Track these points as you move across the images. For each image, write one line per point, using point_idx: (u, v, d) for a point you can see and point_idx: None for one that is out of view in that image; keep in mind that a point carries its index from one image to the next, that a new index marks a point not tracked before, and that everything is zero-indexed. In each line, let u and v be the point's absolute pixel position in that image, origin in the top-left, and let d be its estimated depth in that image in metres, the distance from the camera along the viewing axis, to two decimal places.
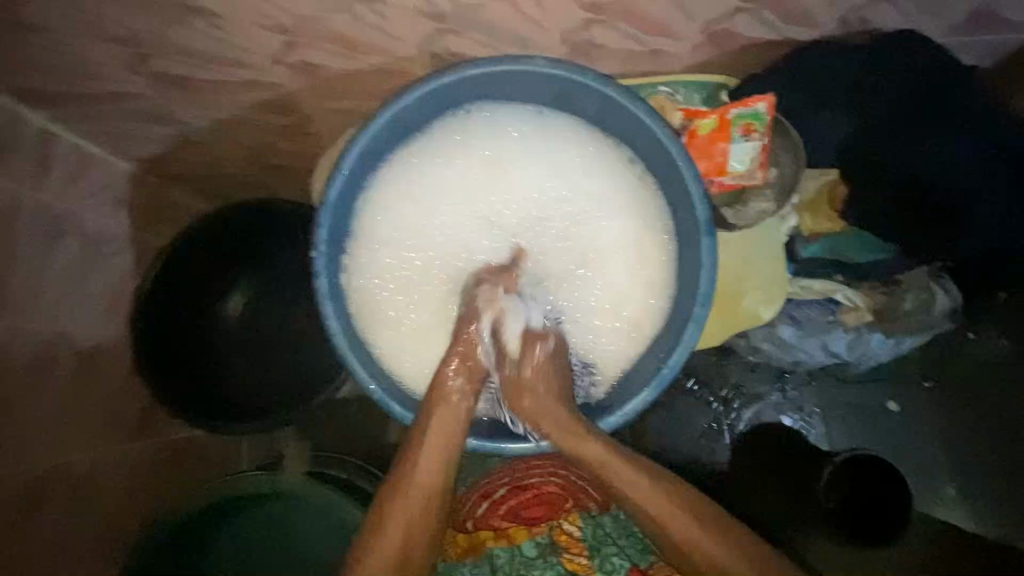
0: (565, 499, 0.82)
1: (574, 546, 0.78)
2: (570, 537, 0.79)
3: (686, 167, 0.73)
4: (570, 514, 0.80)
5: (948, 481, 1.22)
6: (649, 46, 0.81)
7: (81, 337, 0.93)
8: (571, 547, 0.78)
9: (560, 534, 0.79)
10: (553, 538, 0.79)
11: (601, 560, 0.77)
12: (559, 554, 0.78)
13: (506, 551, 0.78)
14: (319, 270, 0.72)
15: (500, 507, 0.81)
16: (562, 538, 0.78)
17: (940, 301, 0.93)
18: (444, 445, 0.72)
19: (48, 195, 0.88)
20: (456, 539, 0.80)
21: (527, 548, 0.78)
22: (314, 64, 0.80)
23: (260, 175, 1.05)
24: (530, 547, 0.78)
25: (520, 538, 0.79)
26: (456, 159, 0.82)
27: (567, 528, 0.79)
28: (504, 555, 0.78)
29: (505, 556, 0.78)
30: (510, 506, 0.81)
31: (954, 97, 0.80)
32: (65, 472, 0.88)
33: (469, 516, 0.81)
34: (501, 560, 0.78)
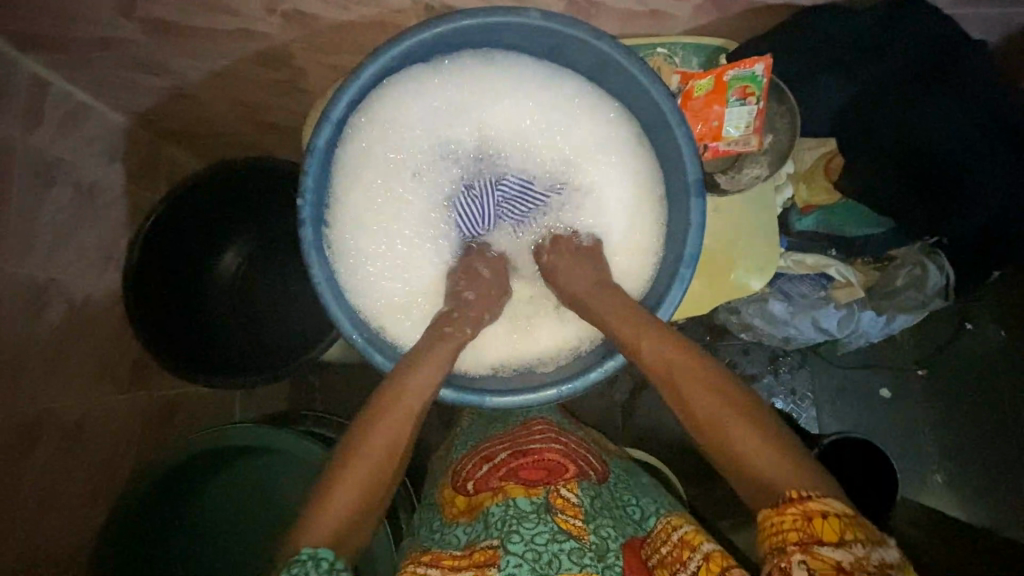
0: (565, 467, 0.79)
1: (570, 509, 0.73)
2: (566, 502, 0.74)
3: (679, 127, 0.70)
4: (568, 482, 0.77)
5: (937, 469, 1.22)
6: (648, 6, 0.80)
7: (71, 286, 0.94)
8: (567, 510, 0.73)
9: (556, 497, 0.74)
10: (549, 499, 0.74)
11: (596, 528, 0.72)
12: (554, 514, 0.72)
13: (500, 507, 0.73)
14: (305, 219, 0.71)
15: (499, 469, 0.79)
16: (558, 500, 0.73)
17: (933, 279, 0.90)
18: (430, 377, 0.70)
19: (40, 140, 0.88)
20: (456, 501, 0.80)
21: (521, 502, 0.73)
22: (308, 14, 0.79)
23: (256, 129, 1.08)
24: (525, 502, 0.73)
25: (516, 493, 0.74)
26: (444, 111, 0.80)
27: (563, 493, 0.74)
28: (496, 511, 0.73)
29: (498, 510, 0.73)
30: (508, 467, 0.79)
31: (958, 67, 0.79)
32: (56, 417, 0.90)
33: (469, 479, 0.80)
34: (493, 518, 0.73)
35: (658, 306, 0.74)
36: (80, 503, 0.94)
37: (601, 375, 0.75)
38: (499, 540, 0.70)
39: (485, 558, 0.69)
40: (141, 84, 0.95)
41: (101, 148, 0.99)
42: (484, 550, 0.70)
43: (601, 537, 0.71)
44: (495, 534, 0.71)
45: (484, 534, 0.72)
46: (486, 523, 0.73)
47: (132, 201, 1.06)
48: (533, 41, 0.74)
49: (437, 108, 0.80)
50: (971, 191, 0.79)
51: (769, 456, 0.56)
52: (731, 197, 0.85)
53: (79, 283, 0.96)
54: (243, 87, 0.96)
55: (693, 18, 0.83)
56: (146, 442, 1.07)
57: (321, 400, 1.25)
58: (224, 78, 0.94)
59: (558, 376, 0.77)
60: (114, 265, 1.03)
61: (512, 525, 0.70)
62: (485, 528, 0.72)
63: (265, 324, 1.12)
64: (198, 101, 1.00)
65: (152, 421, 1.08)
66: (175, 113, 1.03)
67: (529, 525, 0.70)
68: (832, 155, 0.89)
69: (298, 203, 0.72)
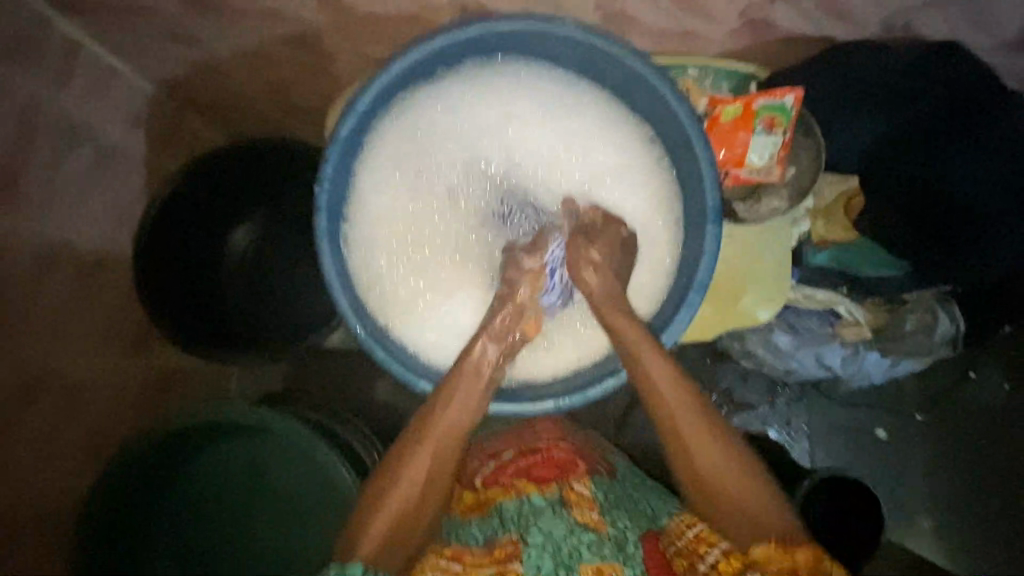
0: (575, 463, 0.78)
1: (584, 503, 0.72)
2: (579, 495, 0.74)
3: (702, 149, 0.70)
4: (581, 476, 0.76)
5: (926, 515, 1.21)
6: (682, 25, 0.80)
7: (84, 247, 0.95)
8: (581, 504, 0.72)
9: (569, 492, 0.74)
10: (563, 495, 0.73)
11: (612, 520, 0.71)
12: (569, 509, 0.72)
13: (514, 504, 0.73)
14: (320, 205, 0.71)
15: (507, 467, 0.79)
16: (571, 495, 0.73)
17: (942, 326, 0.91)
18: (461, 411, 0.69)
19: (68, 100, 0.89)
20: (463, 496, 0.78)
21: (536, 499, 0.73)
22: (343, 1, 0.80)
23: (280, 110, 1.09)
24: (539, 500, 0.72)
25: (531, 491, 0.74)
26: (470, 111, 0.79)
27: (576, 488, 0.74)
28: (511, 509, 0.73)
29: (513, 508, 0.72)
30: (518, 464, 0.78)
31: (995, 117, 0.77)
32: (56, 375, 0.90)
33: (475, 473, 0.80)
34: (508, 512, 0.72)
35: (663, 329, 0.73)
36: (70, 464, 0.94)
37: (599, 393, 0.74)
38: (517, 534, 0.69)
39: (505, 555, 0.68)
40: (171, 54, 0.96)
41: (126, 113, 1.00)
42: (504, 547, 0.69)
43: (618, 529, 0.70)
44: (513, 529, 0.70)
45: (501, 531, 0.71)
46: (502, 519, 0.72)
47: (150, 167, 1.06)
48: (564, 51, 0.74)
49: (464, 108, 0.79)
50: (979, 241, 0.79)
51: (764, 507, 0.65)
52: (750, 227, 0.84)
53: (93, 243, 0.97)
54: (272, 67, 0.96)
55: (727, 41, 0.83)
56: (143, 408, 1.07)
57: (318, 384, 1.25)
58: (254, 55, 0.94)
59: (558, 389, 0.76)
60: (127, 229, 1.04)
61: (531, 519, 0.70)
62: (501, 524, 0.72)
63: (268, 303, 1.13)
64: (224, 76, 1.00)
65: (148, 388, 1.08)
66: (203, 87, 1.03)
67: (548, 520, 0.70)
68: (853, 194, 0.86)
69: (315, 190, 0.72)
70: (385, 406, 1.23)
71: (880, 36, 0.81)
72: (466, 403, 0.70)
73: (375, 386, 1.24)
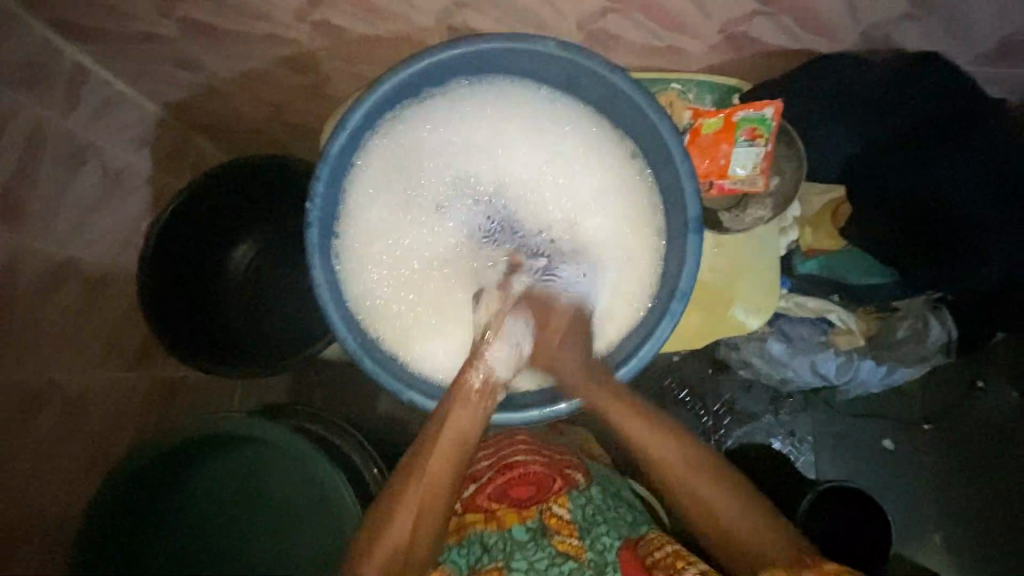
0: (553, 481, 0.82)
1: (564, 528, 0.77)
2: (559, 520, 0.78)
3: (681, 162, 0.71)
4: (558, 497, 0.80)
5: (934, 528, 1.19)
6: (665, 41, 0.82)
7: (90, 265, 0.98)
8: (561, 530, 0.77)
9: (549, 517, 0.78)
10: (543, 521, 0.78)
11: (592, 541, 0.77)
12: (550, 537, 0.77)
13: (496, 534, 0.77)
14: (312, 221, 0.73)
15: (487, 488, 0.81)
16: (551, 522, 0.78)
17: (935, 334, 0.90)
18: (462, 441, 0.71)
19: (76, 124, 0.93)
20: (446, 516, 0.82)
21: (517, 531, 0.77)
22: (335, 25, 0.83)
23: (282, 130, 1.12)
24: (520, 531, 0.77)
25: (510, 521, 0.78)
26: (458, 129, 0.81)
27: (556, 512, 0.79)
28: (493, 537, 0.77)
29: (495, 537, 0.77)
30: (496, 486, 0.81)
31: (969, 127, 0.78)
32: (61, 389, 0.93)
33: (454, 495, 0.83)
34: (491, 540, 0.77)
35: (647, 337, 0.74)
36: (75, 477, 0.96)
37: (568, 409, 0.75)
38: (502, 562, 0.75)
39: None
40: (175, 78, 0.99)
41: (132, 136, 1.03)
42: (490, 573, 0.75)
43: (598, 551, 0.76)
44: (499, 557, 0.76)
45: (485, 559, 0.76)
46: (486, 545, 0.77)
47: (155, 186, 1.10)
48: (547, 69, 0.76)
49: (452, 126, 0.81)
50: (968, 250, 0.80)
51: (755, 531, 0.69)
52: (733, 236, 0.85)
53: (99, 261, 1.00)
54: (272, 88, 0.99)
55: (710, 56, 0.84)
56: (146, 420, 1.10)
57: (320, 397, 1.27)
58: (255, 78, 0.97)
59: (533, 400, 0.78)
60: (133, 247, 1.07)
61: (512, 549, 0.76)
62: (485, 551, 0.77)
63: (269, 318, 1.15)
64: (227, 98, 1.03)
65: (151, 399, 1.11)
66: (207, 108, 1.07)
67: (531, 551, 0.75)
68: (837, 204, 0.89)
69: (307, 207, 0.74)
70: (385, 418, 1.24)
71: (861, 48, 0.82)
72: (472, 412, 0.72)
73: (376, 398, 1.26)
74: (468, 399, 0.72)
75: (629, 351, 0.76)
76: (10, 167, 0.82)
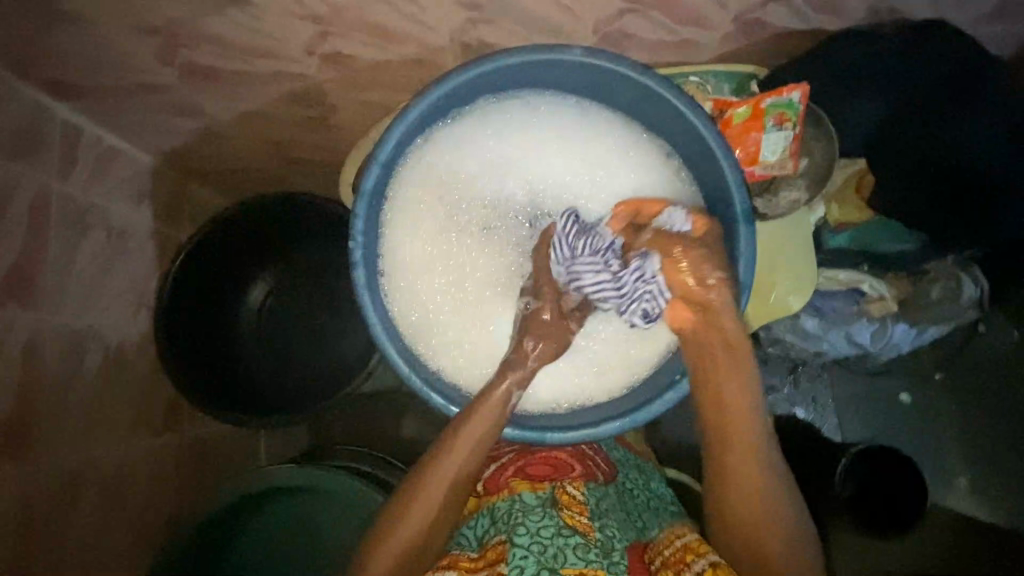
0: (572, 467, 0.78)
1: (575, 505, 0.71)
2: (571, 498, 0.72)
3: (724, 155, 0.71)
4: (574, 480, 0.75)
5: (963, 471, 1.23)
6: (680, 36, 0.82)
7: (107, 331, 0.93)
8: (572, 506, 0.71)
9: (562, 494, 0.72)
10: (554, 494, 0.72)
11: (600, 526, 0.69)
12: (559, 509, 0.70)
13: (506, 502, 0.72)
14: (356, 261, 0.71)
15: (507, 467, 0.79)
16: (563, 496, 0.72)
17: (967, 291, 0.94)
18: (469, 459, 0.68)
19: (75, 187, 0.88)
20: (466, 500, 0.79)
21: (527, 497, 0.72)
22: (345, 55, 0.80)
23: (284, 167, 1.09)
24: (531, 497, 0.72)
25: (521, 488, 0.73)
26: (486, 148, 0.80)
27: (570, 490, 0.73)
28: (503, 507, 0.72)
29: (505, 506, 0.72)
30: (517, 465, 0.78)
31: (983, 82, 0.80)
32: (96, 467, 0.88)
33: (478, 477, 0.79)
34: (500, 513, 0.72)
35: None
36: (118, 555, 0.92)
37: (647, 418, 0.73)
38: (506, 535, 0.68)
39: (497, 555, 0.67)
40: (171, 127, 0.95)
41: (130, 191, 0.99)
42: (497, 547, 0.68)
43: (606, 536, 0.68)
44: (504, 529, 0.69)
45: (492, 532, 0.70)
46: (494, 518, 0.72)
47: (158, 240, 1.05)
48: (574, 78, 0.75)
49: (481, 145, 0.79)
50: (991, 207, 0.82)
51: (772, 524, 0.67)
52: (772, 221, 0.85)
53: (114, 327, 0.95)
54: (273, 124, 0.96)
55: (723, 46, 0.85)
56: (183, 484, 1.05)
57: (346, 432, 1.24)
58: (256, 117, 0.94)
59: (596, 415, 0.76)
60: (146, 306, 1.02)
61: (518, 518, 0.68)
62: (493, 523, 0.71)
63: (293, 360, 1.12)
64: (227, 140, 0.99)
65: (186, 462, 1.06)
66: (206, 152, 1.02)
67: (535, 518, 0.68)
68: (862, 175, 0.91)
69: (348, 246, 0.72)
70: (415, 441, 1.21)
71: (868, 23, 0.83)
72: (470, 449, 0.68)
73: (404, 423, 1.23)
74: (476, 425, 0.68)
75: None
76: (16, 243, 0.77)
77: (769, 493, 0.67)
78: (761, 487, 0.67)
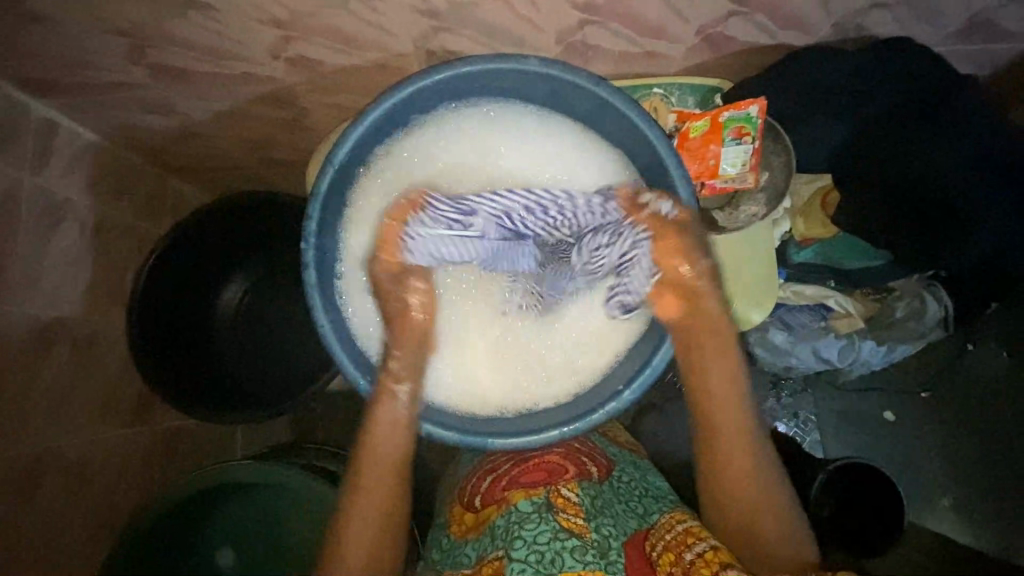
0: (564, 468, 0.77)
1: (570, 508, 0.72)
2: (566, 501, 0.73)
3: (675, 168, 0.71)
4: (569, 482, 0.76)
5: (943, 492, 1.21)
6: (643, 48, 0.82)
7: (77, 323, 0.95)
8: (567, 509, 0.72)
9: (556, 497, 0.73)
10: (549, 499, 0.73)
11: (597, 526, 0.71)
12: (555, 514, 0.72)
13: (503, 518, 0.73)
14: (308, 261, 0.72)
15: (502, 479, 0.78)
16: (558, 500, 0.73)
17: (931, 310, 0.92)
18: (391, 446, 0.73)
19: (49, 182, 0.90)
20: (463, 516, 0.79)
21: (522, 506, 0.73)
22: (311, 59, 0.82)
23: (263, 167, 1.10)
24: (526, 505, 0.73)
25: (517, 498, 0.74)
26: (445, 154, 0.81)
27: (564, 493, 0.74)
28: (500, 520, 0.73)
29: (501, 520, 0.73)
30: (512, 475, 0.77)
31: (950, 103, 0.80)
32: (62, 456, 0.90)
33: (475, 493, 0.79)
34: (499, 528, 0.73)
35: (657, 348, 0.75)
36: (80, 542, 0.93)
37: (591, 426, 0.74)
38: (503, 551, 0.70)
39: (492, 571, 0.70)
40: (147, 125, 0.97)
41: (108, 186, 1.01)
42: (492, 564, 0.71)
43: (603, 535, 0.70)
44: (499, 545, 0.71)
45: (490, 547, 0.72)
46: (494, 536, 0.73)
47: (135, 235, 1.07)
48: (533, 87, 0.76)
49: (440, 151, 0.80)
50: (968, 223, 0.80)
51: (771, 510, 0.71)
52: (732, 235, 0.85)
53: (86, 320, 0.97)
54: (248, 125, 0.98)
55: (688, 58, 0.85)
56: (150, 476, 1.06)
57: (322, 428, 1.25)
58: (230, 117, 0.95)
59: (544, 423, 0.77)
60: (120, 299, 1.04)
61: (515, 531, 0.71)
62: (492, 541, 0.73)
63: (264, 358, 1.13)
64: (201, 138, 1.01)
65: (155, 454, 1.08)
66: (182, 149, 1.04)
67: (531, 526, 0.71)
68: (826, 189, 0.91)
69: (302, 246, 0.73)
70: None
71: (834, 39, 0.83)
72: (392, 436, 0.74)
73: None
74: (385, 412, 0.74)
75: (651, 349, 0.76)
76: None
77: (766, 479, 0.72)
78: (757, 477, 0.72)
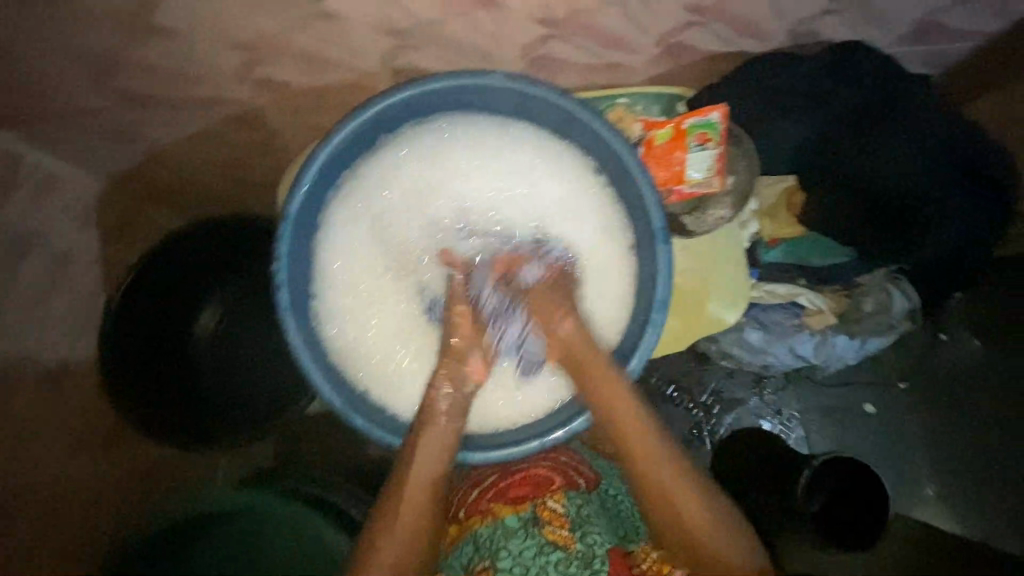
0: (551, 479, 0.77)
1: (557, 520, 0.73)
2: (553, 512, 0.73)
3: (641, 175, 0.72)
4: (554, 493, 0.76)
5: (926, 481, 1.17)
6: (608, 59, 0.84)
7: (46, 354, 0.93)
8: (553, 521, 0.73)
9: (543, 509, 0.74)
10: (536, 512, 0.73)
11: (583, 535, 0.71)
12: (541, 527, 0.72)
13: (488, 529, 0.73)
14: (280, 282, 0.72)
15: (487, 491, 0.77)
16: (545, 513, 0.73)
17: (898, 302, 0.96)
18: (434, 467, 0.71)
19: (14, 211, 0.88)
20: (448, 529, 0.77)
21: (509, 520, 0.73)
22: (279, 80, 0.82)
23: (238, 192, 1.09)
24: (513, 520, 0.73)
25: (504, 513, 0.74)
26: (415, 169, 0.81)
27: (550, 505, 0.74)
28: (485, 533, 0.73)
29: (487, 532, 0.73)
30: (497, 488, 0.77)
31: (902, 102, 0.83)
32: (30, 492, 0.87)
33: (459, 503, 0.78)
34: (482, 538, 0.73)
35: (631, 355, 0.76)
36: None
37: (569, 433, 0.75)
38: (489, 562, 0.71)
39: None
40: (116, 151, 0.96)
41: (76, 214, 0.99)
42: None
43: (588, 544, 0.71)
44: (486, 556, 0.72)
45: (477, 559, 0.72)
46: (477, 545, 0.73)
47: (105, 263, 1.04)
48: (499, 101, 0.76)
49: (409, 166, 0.81)
50: (922, 220, 0.84)
51: (719, 532, 0.68)
52: (699, 237, 0.87)
53: (56, 349, 0.95)
54: (219, 148, 0.97)
55: (652, 68, 0.87)
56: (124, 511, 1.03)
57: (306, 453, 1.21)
58: (199, 139, 0.95)
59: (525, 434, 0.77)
60: (92, 329, 1.02)
61: (500, 543, 0.71)
62: (477, 551, 0.72)
63: (236, 382, 1.07)
64: (172, 163, 1.00)
65: (130, 488, 1.04)
66: (154, 175, 1.03)
67: (517, 541, 0.71)
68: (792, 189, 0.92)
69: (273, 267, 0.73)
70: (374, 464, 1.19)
71: (790, 44, 0.86)
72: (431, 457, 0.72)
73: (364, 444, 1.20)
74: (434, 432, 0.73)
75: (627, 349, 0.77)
76: None
77: (702, 502, 0.69)
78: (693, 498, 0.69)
